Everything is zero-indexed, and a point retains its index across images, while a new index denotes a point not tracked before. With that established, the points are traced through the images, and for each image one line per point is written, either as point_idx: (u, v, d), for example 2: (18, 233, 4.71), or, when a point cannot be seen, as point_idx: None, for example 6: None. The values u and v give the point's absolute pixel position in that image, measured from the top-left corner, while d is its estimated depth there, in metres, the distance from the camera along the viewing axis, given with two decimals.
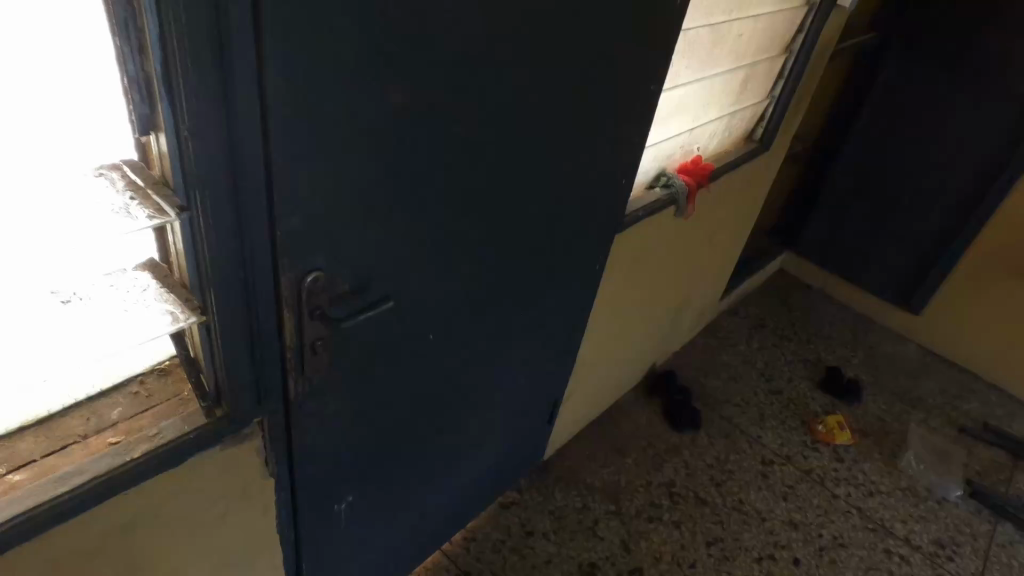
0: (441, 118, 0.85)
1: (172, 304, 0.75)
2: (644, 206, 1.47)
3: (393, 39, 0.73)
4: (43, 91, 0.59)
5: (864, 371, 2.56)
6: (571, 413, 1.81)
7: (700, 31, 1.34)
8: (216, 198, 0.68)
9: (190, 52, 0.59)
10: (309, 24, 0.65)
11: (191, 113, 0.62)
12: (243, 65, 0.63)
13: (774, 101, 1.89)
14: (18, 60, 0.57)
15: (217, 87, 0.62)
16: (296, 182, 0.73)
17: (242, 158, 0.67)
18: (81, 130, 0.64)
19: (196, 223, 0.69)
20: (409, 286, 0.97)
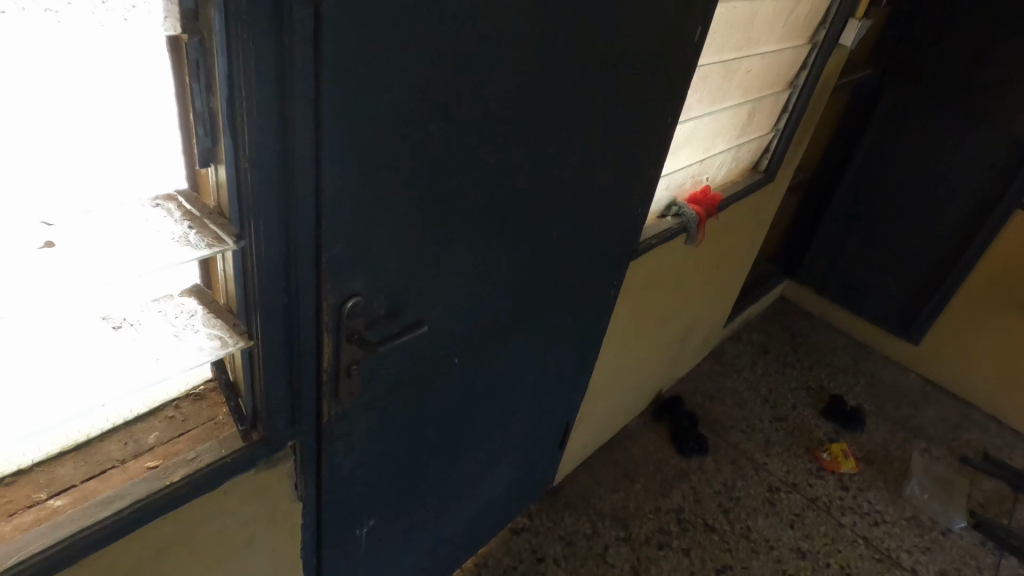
0: (476, 152, 0.88)
1: (218, 329, 0.77)
2: (657, 233, 1.50)
3: (437, 79, 0.76)
4: (113, 126, 0.65)
5: (866, 399, 2.59)
6: (581, 437, 1.82)
7: (712, 67, 1.39)
8: (269, 226, 0.71)
9: (254, 89, 0.62)
10: (363, 64, 0.68)
11: (252, 146, 0.65)
12: (303, 102, 0.66)
13: (778, 133, 1.94)
14: (94, 100, 0.62)
15: (276, 121, 0.66)
16: (343, 211, 0.76)
17: (296, 188, 0.70)
18: (140, 162, 0.70)
19: (249, 249, 0.72)
20: (437, 312, 0.99)
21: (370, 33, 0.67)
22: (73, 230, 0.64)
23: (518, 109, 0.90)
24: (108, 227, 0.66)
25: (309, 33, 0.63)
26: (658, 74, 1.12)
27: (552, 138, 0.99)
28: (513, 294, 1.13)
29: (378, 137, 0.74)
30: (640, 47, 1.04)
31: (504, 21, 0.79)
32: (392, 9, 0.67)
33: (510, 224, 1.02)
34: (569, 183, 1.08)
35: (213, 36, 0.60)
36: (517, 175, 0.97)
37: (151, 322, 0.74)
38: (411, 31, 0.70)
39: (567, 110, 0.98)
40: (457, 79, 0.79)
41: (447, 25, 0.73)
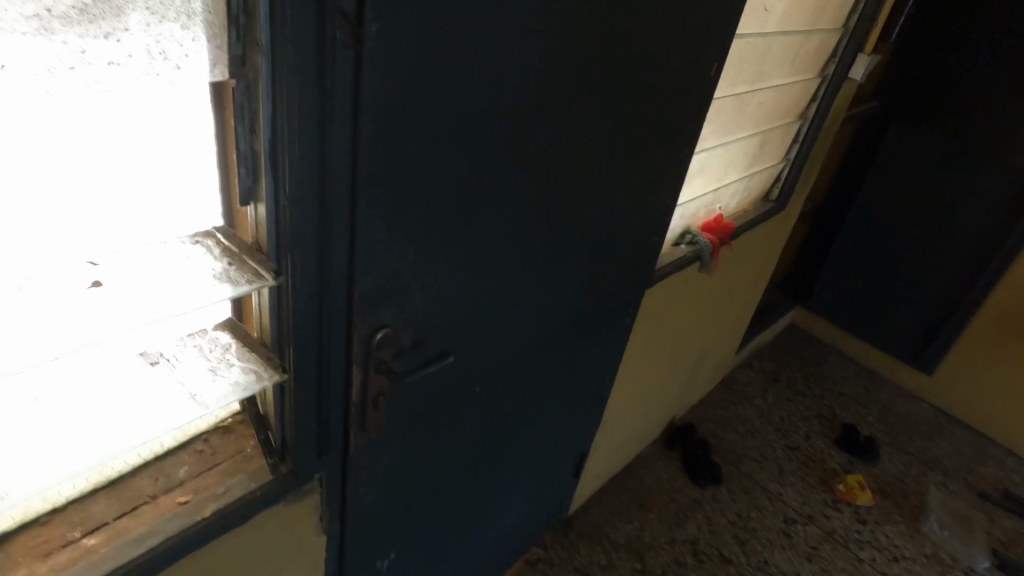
0: (503, 189, 0.90)
1: (252, 363, 0.78)
2: (673, 261, 1.51)
3: (469, 119, 0.78)
4: (159, 166, 0.67)
5: (880, 429, 2.57)
6: (596, 465, 1.82)
7: (727, 99, 1.42)
8: (306, 261, 0.72)
9: (297, 129, 0.64)
10: (400, 105, 0.70)
11: (293, 185, 0.67)
12: (342, 142, 0.68)
13: (789, 163, 1.97)
14: (145, 141, 0.64)
15: (316, 160, 0.67)
16: (376, 245, 0.78)
17: (332, 224, 0.72)
18: (180, 201, 0.71)
19: (286, 284, 0.73)
20: (462, 346, 1.00)
21: (407, 76, 0.69)
22: (118, 269, 0.66)
23: (544, 147, 0.92)
24: (151, 265, 0.68)
25: (349, 76, 0.65)
26: (676, 111, 1.14)
27: (575, 173, 1.01)
28: (535, 327, 1.15)
29: (411, 174, 0.76)
30: (661, 86, 1.07)
31: (533, 64, 0.82)
32: (429, 54, 0.70)
33: (533, 258, 1.03)
34: (590, 217, 1.10)
35: (259, 80, 0.62)
36: (541, 210, 0.99)
37: (189, 356, 0.75)
38: (446, 75, 0.73)
39: (590, 147, 1.00)
40: (488, 120, 0.81)
41: (480, 69, 0.76)
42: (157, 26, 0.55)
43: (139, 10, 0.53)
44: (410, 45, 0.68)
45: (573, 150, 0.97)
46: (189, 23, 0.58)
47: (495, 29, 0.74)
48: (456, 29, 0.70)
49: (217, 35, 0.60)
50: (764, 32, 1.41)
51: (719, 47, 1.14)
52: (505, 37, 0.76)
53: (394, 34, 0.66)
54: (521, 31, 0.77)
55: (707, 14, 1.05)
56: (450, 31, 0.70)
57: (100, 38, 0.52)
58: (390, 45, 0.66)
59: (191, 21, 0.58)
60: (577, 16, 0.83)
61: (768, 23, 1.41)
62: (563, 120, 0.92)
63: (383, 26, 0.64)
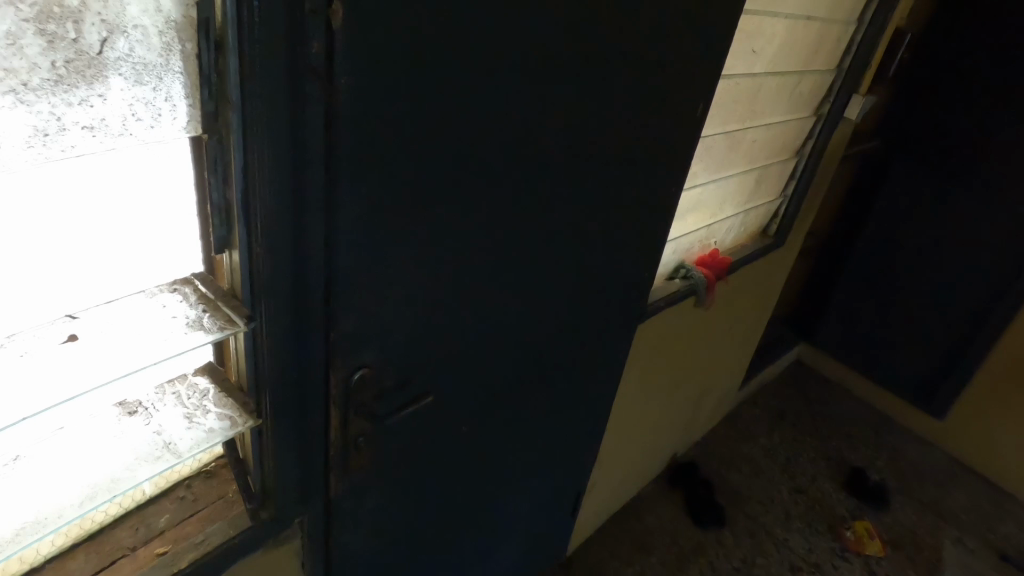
0: (483, 235, 0.90)
1: (228, 408, 0.78)
2: (666, 296, 1.51)
3: (443, 167, 0.79)
4: (138, 222, 0.67)
5: (890, 475, 2.51)
6: (595, 505, 1.79)
7: (717, 137, 1.43)
8: (279, 307, 0.73)
9: (269, 179, 0.66)
10: (373, 156, 0.72)
11: (265, 232, 0.68)
12: (315, 195, 0.69)
13: (787, 199, 1.97)
14: (125, 202, 0.65)
15: (288, 208, 0.68)
16: (353, 293, 0.78)
17: (306, 270, 0.73)
18: (162, 251, 0.72)
19: (259, 330, 0.74)
20: (445, 390, 1.00)
21: (378, 128, 0.71)
22: (95, 323, 0.67)
23: (523, 193, 0.92)
24: (127, 317, 0.69)
25: (321, 128, 0.66)
26: (661, 154, 1.15)
27: (558, 217, 1.01)
28: (521, 371, 1.14)
29: (387, 222, 0.77)
30: (644, 131, 1.08)
31: (508, 112, 0.83)
32: (400, 106, 0.71)
33: (518, 301, 1.04)
34: (576, 260, 1.11)
35: (232, 137, 0.64)
36: (524, 255, 0.99)
37: (167, 404, 0.76)
38: (418, 126, 0.74)
39: (573, 191, 1.01)
40: (462, 167, 0.82)
41: (452, 118, 0.77)
42: (131, 90, 0.57)
43: (111, 76, 0.56)
44: (379, 99, 0.69)
45: (554, 194, 0.98)
46: (162, 84, 0.60)
47: (467, 80, 0.76)
48: (425, 82, 0.72)
49: (192, 91, 0.63)
50: (753, 72, 1.42)
51: (702, 89, 1.15)
52: (477, 87, 0.77)
53: (363, 89, 0.67)
54: (495, 79, 0.79)
55: (687, 59, 1.06)
56: (420, 83, 0.71)
57: (76, 105, 0.54)
58: (361, 100, 0.67)
59: (164, 83, 0.60)
60: (552, 64, 0.85)
61: (757, 64, 1.42)
62: (542, 165, 0.93)
63: (352, 83, 0.66)
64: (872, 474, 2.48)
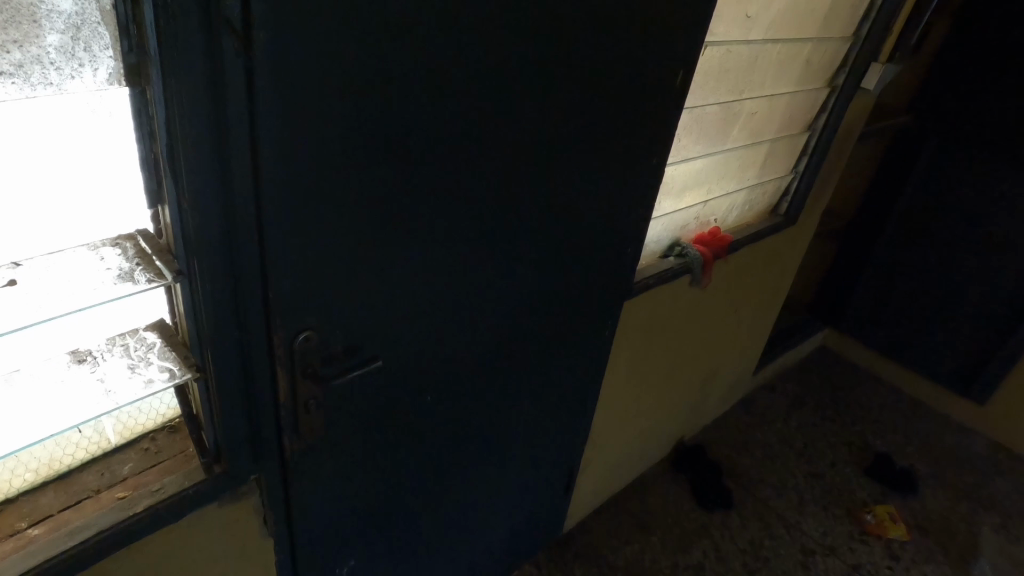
0: (432, 194, 0.90)
1: (171, 362, 0.81)
2: (655, 273, 1.48)
3: (379, 127, 0.80)
4: (76, 173, 0.69)
5: (921, 461, 2.42)
6: (589, 484, 1.77)
7: (710, 107, 1.39)
8: (212, 265, 0.75)
9: (191, 135, 0.67)
10: (299, 117, 0.72)
11: (190, 187, 0.70)
12: (240, 156, 0.71)
13: (798, 176, 1.90)
14: (58, 150, 0.66)
15: (212, 165, 0.70)
16: (289, 253, 0.80)
17: (237, 230, 0.75)
18: (107, 206, 0.74)
19: (192, 284, 0.77)
20: (403, 350, 1.01)
21: (302, 89, 0.71)
22: (36, 270, 0.70)
23: (475, 152, 0.92)
24: (66, 265, 0.71)
25: (242, 86, 0.67)
26: (636, 118, 1.13)
27: (518, 179, 1.01)
28: (490, 333, 1.15)
29: (320, 184, 0.78)
30: (610, 94, 1.06)
31: (449, 69, 0.82)
32: (324, 65, 0.71)
33: (478, 262, 1.04)
34: (545, 222, 1.10)
35: (152, 94, 0.66)
36: (482, 214, 0.99)
37: (113, 354, 0.79)
38: (346, 85, 0.74)
39: (534, 152, 1.00)
40: (402, 126, 0.82)
41: (385, 76, 0.77)
42: (46, 36, 0.60)
43: (27, 23, 0.58)
44: (301, 58, 0.69)
45: (512, 153, 0.97)
46: (81, 31, 0.62)
47: (398, 37, 0.75)
48: (351, 39, 0.72)
49: (116, 41, 0.65)
50: (749, 39, 1.36)
51: (678, 52, 1.11)
52: (411, 42, 0.77)
53: (282, 50, 0.68)
54: (431, 36, 0.78)
55: (657, 18, 1.03)
56: (347, 41, 0.72)
57: None
58: (281, 61, 0.68)
59: (82, 31, 0.62)
60: (495, 19, 0.83)
61: (752, 30, 1.36)
62: (494, 124, 0.92)
63: (270, 43, 0.67)
64: (900, 460, 2.39)
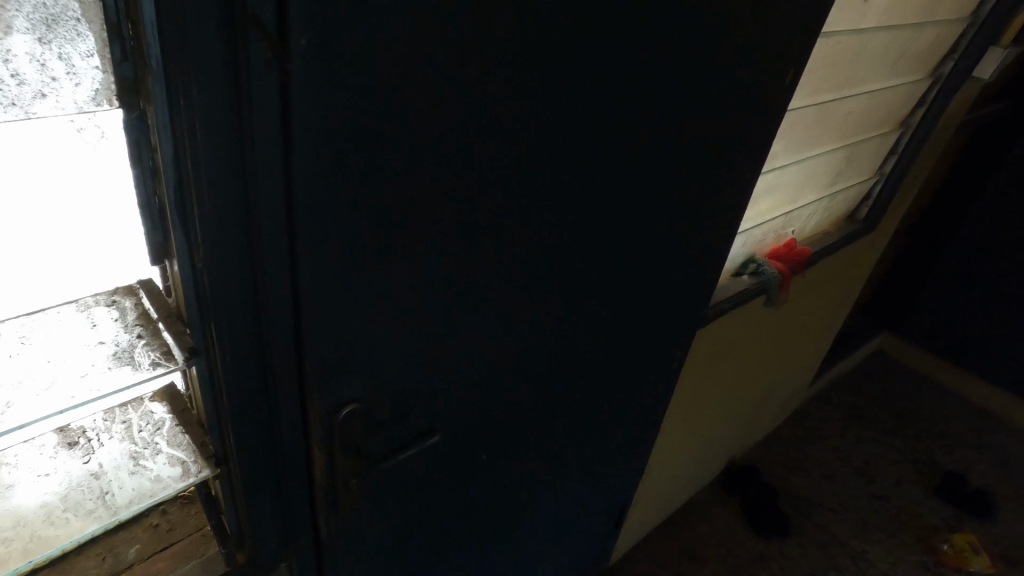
0: (519, 229, 0.73)
1: (183, 449, 0.65)
2: (732, 296, 1.31)
3: (461, 164, 0.61)
4: (60, 221, 0.51)
5: (993, 478, 2.25)
6: (640, 515, 1.62)
7: (806, 110, 1.20)
8: (235, 337, 0.58)
9: (206, 178, 0.49)
10: (352, 165, 0.54)
11: (206, 244, 0.52)
12: (271, 203, 0.52)
13: (882, 179, 1.73)
14: (31, 191, 0.48)
15: (235, 215, 0.52)
16: (329, 330, 0.61)
17: (266, 294, 0.57)
18: (102, 260, 0.57)
19: (213, 364, 0.59)
20: (468, 405, 0.85)
21: (363, 130, 0.52)
22: (6, 341, 0.53)
23: (568, 176, 0.74)
24: (41, 335, 0.55)
25: (275, 112, 0.48)
26: (744, 124, 0.94)
27: (612, 202, 0.83)
28: (561, 375, 0.99)
29: (376, 244, 0.59)
30: (721, 101, 0.87)
31: (553, 82, 0.64)
32: (398, 94, 0.53)
33: (557, 299, 0.87)
34: (633, 247, 0.93)
35: (158, 126, 0.48)
36: (569, 245, 0.82)
37: (112, 439, 0.63)
38: (424, 116, 0.55)
39: (631, 170, 0.83)
40: (489, 157, 0.64)
41: (474, 98, 0.58)
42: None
43: None
44: (366, 88, 0.50)
45: (608, 174, 0.80)
46: (48, 32, 0.43)
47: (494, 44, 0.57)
48: (436, 56, 0.53)
49: (105, 45, 0.46)
50: (860, 29, 1.16)
51: (799, 48, 0.92)
52: (509, 52, 0.58)
53: (336, 80, 0.49)
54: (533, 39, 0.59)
55: (783, 10, 0.84)
56: (431, 49, 0.52)
57: None
58: (334, 97, 0.49)
59: (52, 31, 0.43)
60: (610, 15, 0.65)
61: (866, 18, 1.16)
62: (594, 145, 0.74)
63: (319, 72, 0.48)
64: (974, 480, 2.22)
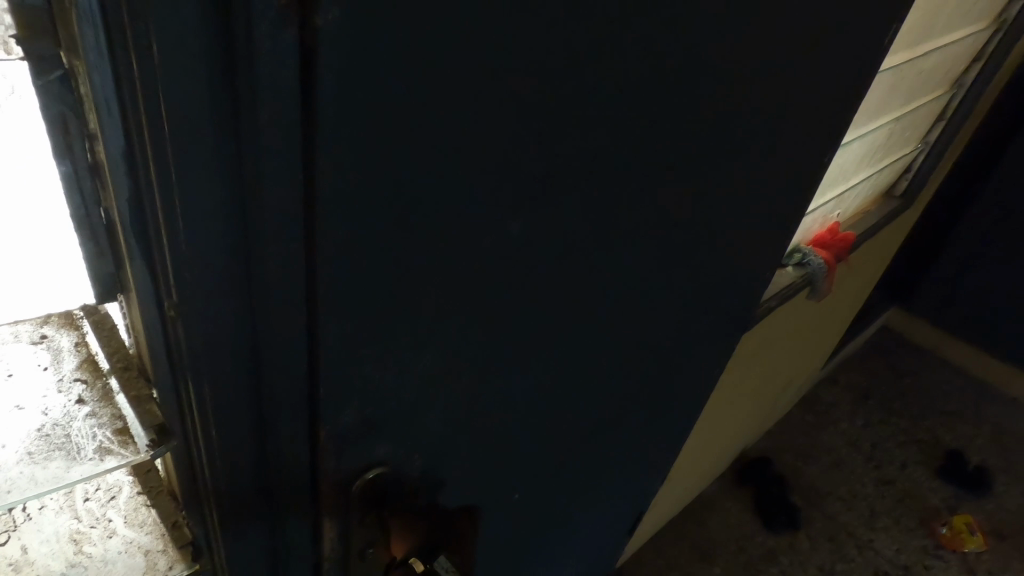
0: (594, 210, 0.54)
1: (146, 532, 0.49)
2: (780, 291, 1.16)
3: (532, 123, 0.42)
4: None
5: (994, 455, 2.18)
6: (655, 516, 1.51)
7: (880, 77, 1.03)
8: (227, 402, 0.41)
9: (178, 191, 0.31)
10: (401, 161, 0.36)
11: (180, 285, 0.34)
12: (285, 224, 0.34)
13: (926, 149, 1.56)
14: None
15: (227, 240, 0.34)
16: (352, 381, 0.44)
17: (272, 345, 0.39)
18: (26, 290, 0.39)
19: (193, 435, 0.42)
20: (517, 430, 0.68)
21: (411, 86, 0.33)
22: None
23: (663, 149, 0.56)
24: None
25: (290, 86, 0.30)
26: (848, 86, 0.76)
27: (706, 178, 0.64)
28: (616, 396, 0.83)
29: (422, 257, 0.42)
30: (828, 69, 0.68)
31: (668, 11, 0.45)
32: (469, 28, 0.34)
33: (630, 301, 0.69)
34: (721, 237, 0.75)
35: (103, 107, 0.31)
36: (650, 233, 0.63)
37: (46, 510, 0.48)
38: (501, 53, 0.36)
39: (735, 140, 0.63)
40: (574, 118, 0.45)
41: (567, 28, 0.39)
42: None
43: None
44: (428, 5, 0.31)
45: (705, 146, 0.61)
46: None
47: None
48: None
49: None
50: None
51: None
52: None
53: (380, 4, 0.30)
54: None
55: None
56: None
57: None
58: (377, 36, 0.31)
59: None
60: None
61: None
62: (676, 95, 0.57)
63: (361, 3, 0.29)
64: (970, 456, 2.15)
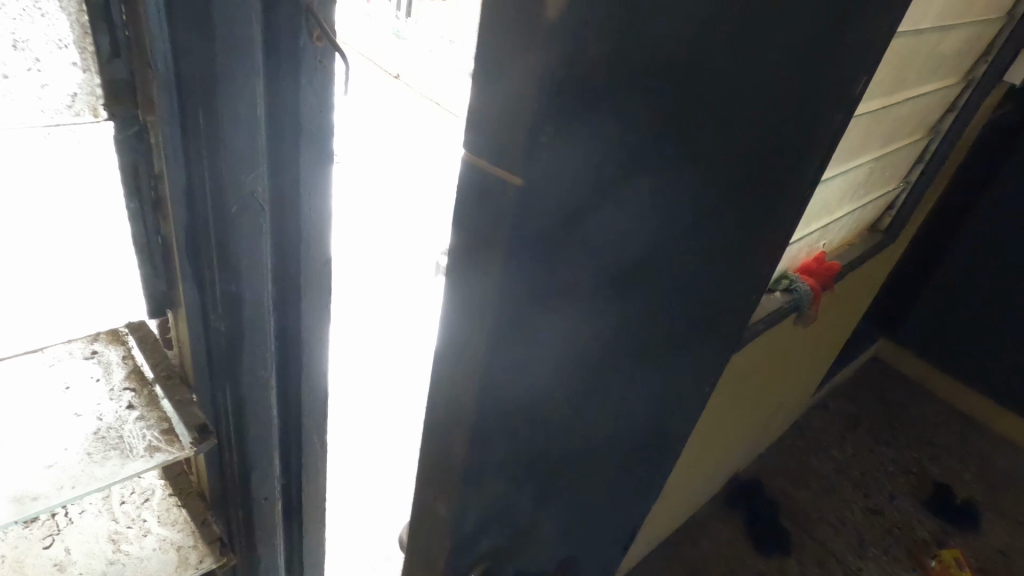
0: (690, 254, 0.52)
1: (175, 529, 0.61)
2: (768, 316, 1.22)
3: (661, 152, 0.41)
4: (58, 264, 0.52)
5: (981, 490, 2.21)
6: (647, 535, 1.55)
7: (859, 119, 1.10)
8: (253, 356, 0.59)
9: (226, 205, 0.50)
10: (562, 218, 0.38)
11: (224, 269, 0.53)
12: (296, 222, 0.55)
13: (909, 187, 1.63)
14: (33, 238, 0.50)
15: (260, 240, 0.54)
16: (491, 430, 0.46)
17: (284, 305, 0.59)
18: (94, 296, 0.56)
19: (223, 390, 0.59)
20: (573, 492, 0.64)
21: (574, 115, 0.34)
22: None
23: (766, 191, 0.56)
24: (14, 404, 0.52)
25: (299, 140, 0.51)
26: None
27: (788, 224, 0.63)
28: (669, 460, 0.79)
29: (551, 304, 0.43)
30: None
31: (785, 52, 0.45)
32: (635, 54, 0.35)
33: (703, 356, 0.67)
34: None
35: (162, 146, 0.48)
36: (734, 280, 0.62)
37: (86, 513, 0.59)
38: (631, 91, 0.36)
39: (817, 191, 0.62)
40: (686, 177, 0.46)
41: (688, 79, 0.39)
42: None
43: None
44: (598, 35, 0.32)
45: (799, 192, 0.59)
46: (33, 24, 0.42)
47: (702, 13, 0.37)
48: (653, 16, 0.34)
49: (87, 37, 0.44)
50: (920, 27, 1.06)
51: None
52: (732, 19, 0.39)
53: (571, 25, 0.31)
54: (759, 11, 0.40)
55: None
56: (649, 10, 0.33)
57: None
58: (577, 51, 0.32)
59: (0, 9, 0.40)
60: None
61: (927, 16, 1.06)
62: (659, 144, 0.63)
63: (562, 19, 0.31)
64: (959, 491, 2.18)
